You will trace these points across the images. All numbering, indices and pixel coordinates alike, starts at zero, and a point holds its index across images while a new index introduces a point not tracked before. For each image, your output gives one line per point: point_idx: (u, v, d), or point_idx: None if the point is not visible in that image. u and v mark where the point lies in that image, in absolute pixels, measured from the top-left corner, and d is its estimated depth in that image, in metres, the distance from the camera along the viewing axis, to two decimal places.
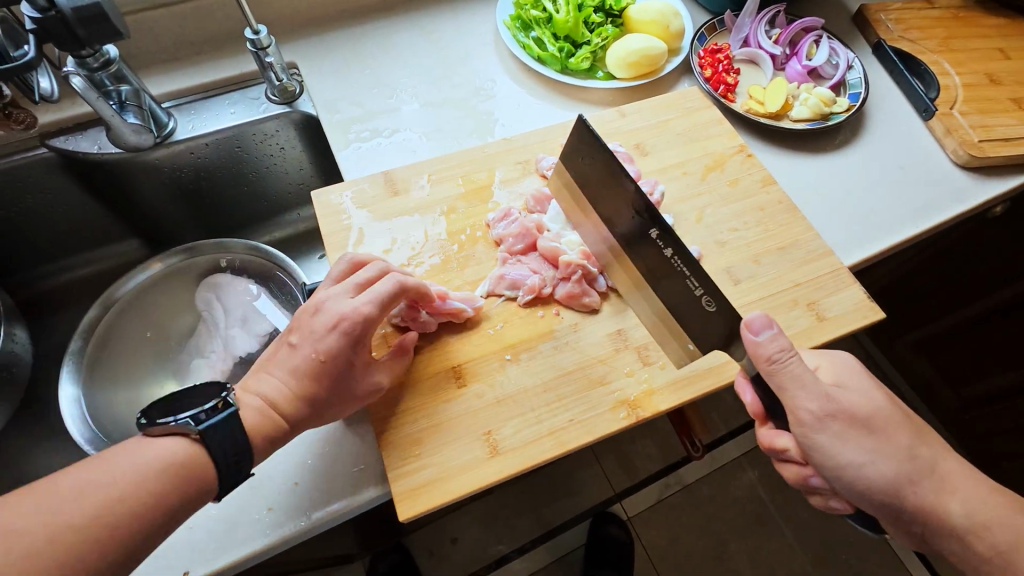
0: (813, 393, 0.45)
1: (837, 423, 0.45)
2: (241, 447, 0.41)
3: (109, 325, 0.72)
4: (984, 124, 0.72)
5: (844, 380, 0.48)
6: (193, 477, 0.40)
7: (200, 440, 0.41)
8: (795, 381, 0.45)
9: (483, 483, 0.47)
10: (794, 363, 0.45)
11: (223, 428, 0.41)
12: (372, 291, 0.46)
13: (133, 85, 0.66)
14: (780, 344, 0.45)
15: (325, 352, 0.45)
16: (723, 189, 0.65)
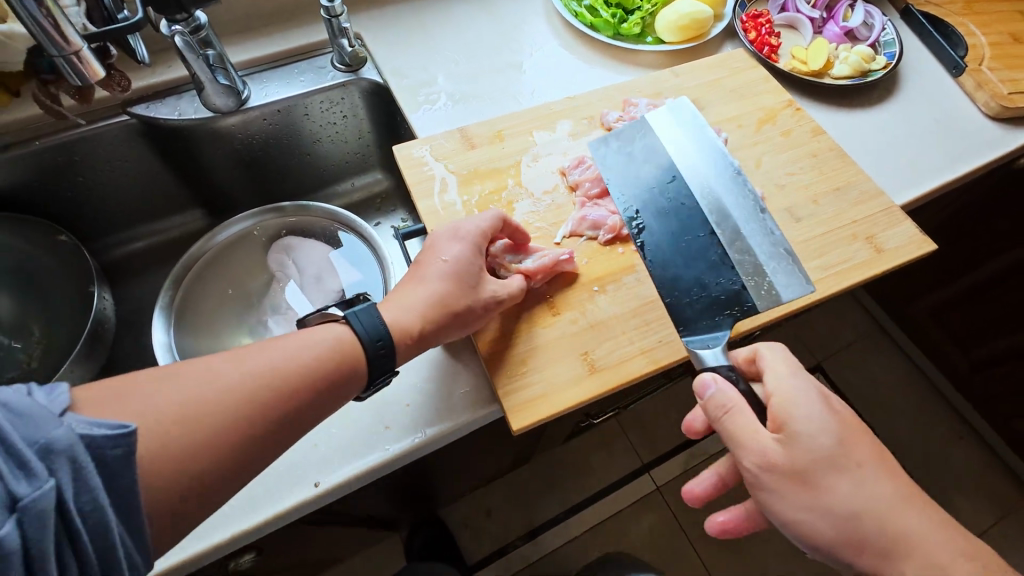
0: (753, 448, 0.45)
1: (778, 480, 0.44)
2: (382, 332, 0.47)
3: (192, 283, 0.76)
4: (1011, 78, 0.77)
5: (808, 419, 0.45)
6: (341, 369, 0.45)
7: (350, 322, 0.47)
8: (740, 435, 0.45)
9: (588, 395, 0.51)
10: (734, 421, 0.46)
11: (368, 317, 0.47)
12: (485, 215, 0.55)
13: (218, 49, 0.69)
14: (723, 403, 0.47)
15: (450, 258, 0.52)
16: (777, 139, 0.70)
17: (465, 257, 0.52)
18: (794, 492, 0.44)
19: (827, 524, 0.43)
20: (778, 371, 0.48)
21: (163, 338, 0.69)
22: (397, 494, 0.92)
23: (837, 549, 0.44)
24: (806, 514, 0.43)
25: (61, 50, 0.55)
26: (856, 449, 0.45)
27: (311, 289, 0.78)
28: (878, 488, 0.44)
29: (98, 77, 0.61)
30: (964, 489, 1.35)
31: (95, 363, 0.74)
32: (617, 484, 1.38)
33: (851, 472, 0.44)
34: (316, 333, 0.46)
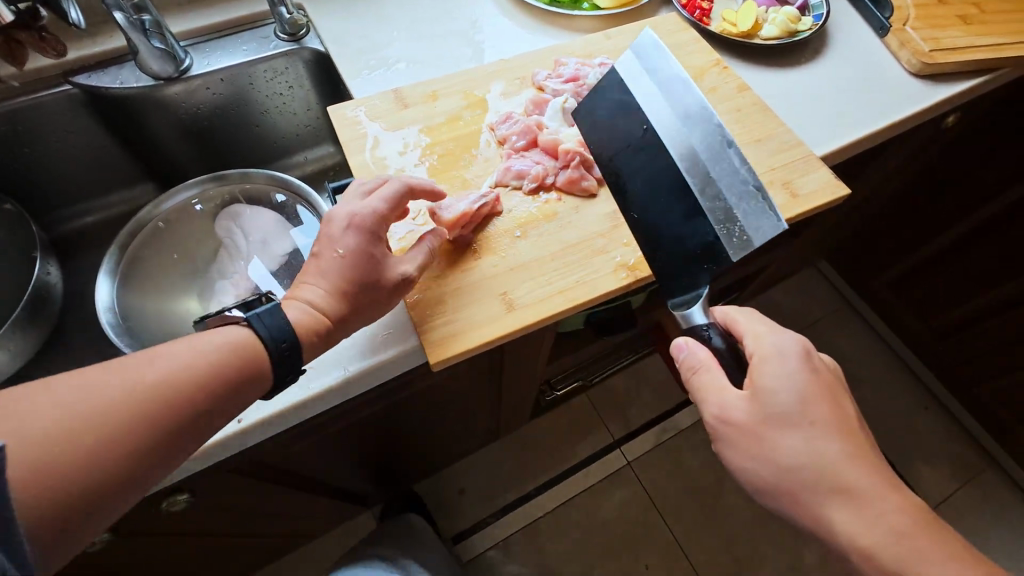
0: (714, 400, 0.49)
1: (728, 429, 0.48)
2: (288, 332, 0.45)
3: (137, 248, 0.77)
4: (934, 36, 0.80)
5: (769, 378, 0.47)
6: (247, 366, 0.43)
7: (252, 326, 0.44)
8: (707, 390, 0.50)
9: (505, 331, 0.53)
10: (704, 378, 0.51)
11: (272, 318, 0.45)
12: (379, 192, 0.52)
13: (154, 15, 0.70)
14: (696, 361, 0.52)
15: (342, 247, 0.49)
16: (703, 94, 0.72)
17: (359, 244, 0.49)
18: (744, 443, 0.47)
19: (769, 472, 0.46)
20: (762, 334, 0.49)
21: (106, 297, 0.72)
22: (358, 463, 0.93)
23: (777, 498, 0.46)
24: (752, 462, 0.47)
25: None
26: (818, 410, 0.45)
27: (256, 256, 0.79)
28: (826, 444, 0.44)
29: (10, 23, 0.60)
30: (928, 455, 1.37)
31: (39, 331, 0.75)
32: (588, 459, 1.39)
33: (806, 427, 0.45)
34: (210, 336, 0.43)
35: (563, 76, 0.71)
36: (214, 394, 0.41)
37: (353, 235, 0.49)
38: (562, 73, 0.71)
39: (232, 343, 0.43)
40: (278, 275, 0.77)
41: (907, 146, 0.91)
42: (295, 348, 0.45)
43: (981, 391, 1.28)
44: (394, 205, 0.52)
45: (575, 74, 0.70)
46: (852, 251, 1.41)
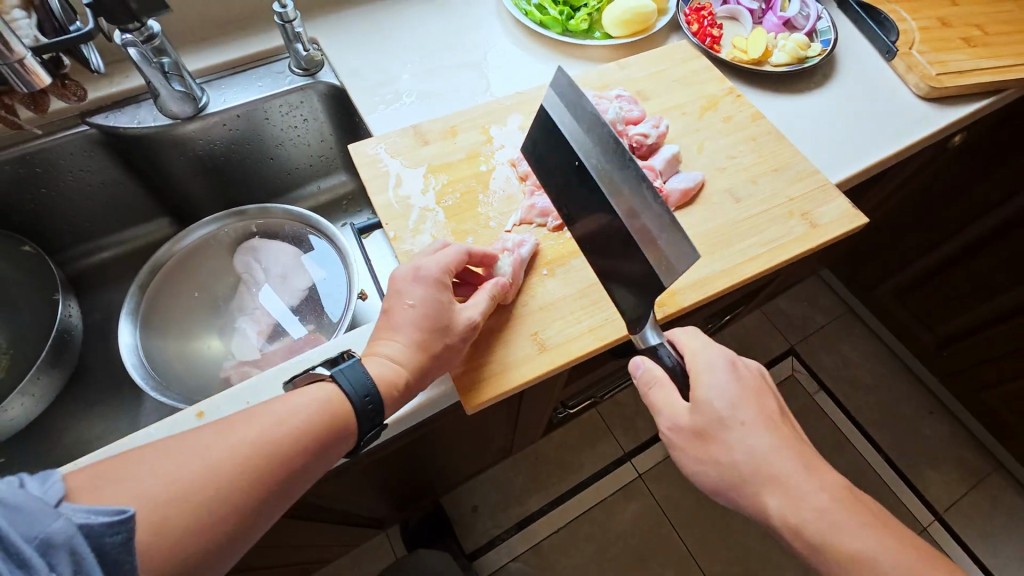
0: (667, 413, 0.51)
1: (681, 439, 0.50)
2: (370, 388, 0.46)
3: (158, 287, 0.77)
4: (940, 60, 0.81)
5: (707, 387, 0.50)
6: (336, 429, 0.45)
7: (337, 382, 0.46)
8: (661, 406, 0.51)
9: (537, 372, 0.54)
10: (658, 394, 0.52)
11: (357, 375, 0.46)
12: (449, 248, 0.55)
13: (173, 57, 0.70)
14: (648, 378, 0.53)
15: (414, 297, 0.51)
16: (718, 124, 0.73)
17: (430, 295, 0.51)
18: (694, 448, 0.50)
19: (717, 472, 0.48)
20: (696, 341, 0.53)
21: (128, 338, 0.72)
22: (377, 489, 0.93)
23: (728, 495, 0.48)
24: (702, 465, 0.49)
25: (6, 57, 0.55)
26: (754, 409, 0.49)
27: (274, 286, 0.80)
28: (762, 442, 0.47)
29: (46, 85, 0.60)
30: (936, 461, 1.38)
31: (61, 373, 0.75)
32: (600, 474, 1.40)
33: (741, 428, 0.48)
34: (304, 394, 0.45)
35: None
36: (296, 463, 0.42)
37: (420, 282, 0.52)
38: None
39: (325, 400, 0.45)
40: (299, 310, 0.79)
41: (913, 164, 0.93)
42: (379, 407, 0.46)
43: (987, 397, 1.29)
44: (460, 260, 0.55)
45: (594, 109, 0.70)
46: (857, 261, 1.42)
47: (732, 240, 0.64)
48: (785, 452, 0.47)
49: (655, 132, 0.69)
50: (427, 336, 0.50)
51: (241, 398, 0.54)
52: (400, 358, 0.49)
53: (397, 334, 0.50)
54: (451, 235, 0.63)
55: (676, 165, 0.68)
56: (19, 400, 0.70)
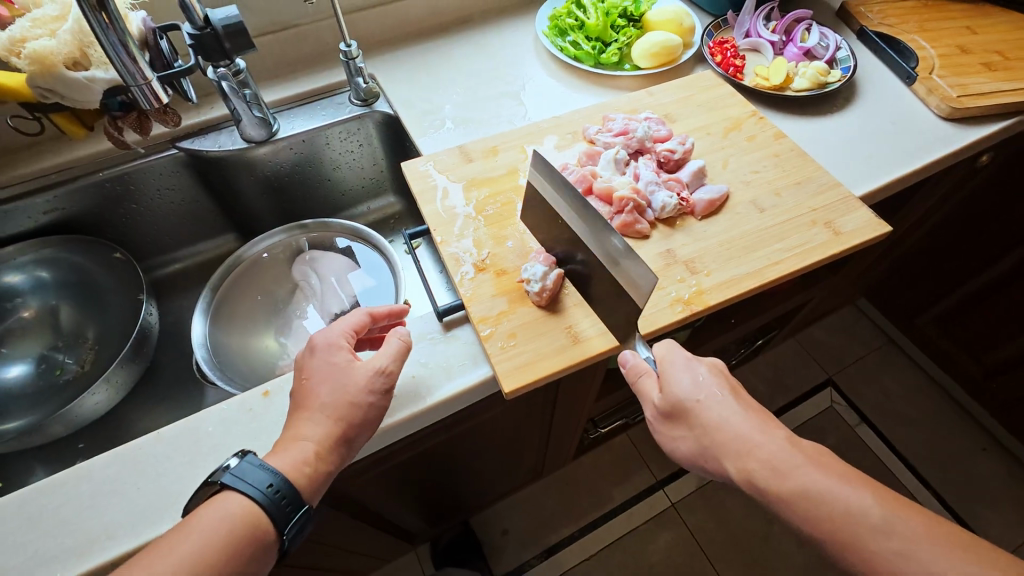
0: (654, 397, 0.55)
1: (667, 424, 0.55)
2: (275, 480, 0.47)
3: (227, 289, 0.87)
4: (961, 83, 0.84)
5: (678, 368, 0.55)
6: (254, 537, 0.45)
7: (236, 486, 0.46)
8: (647, 391, 0.56)
9: (571, 361, 0.59)
10: (644, 380, 0.56)
11: (254, 469, 0.47)
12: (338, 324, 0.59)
13: (254, 90, 0.80)
14: (636, 364, 0.57)
15: (306, 372, 0.55)
16: (742, 143, 0.78)
17: (320, 364, 0.54)
18: (671, 427, 0.54)
19: (690, 442, 0.52)
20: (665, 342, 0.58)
21: (199, 332, 0.82)
22: (412, 496, 0.96)
23: (706, 466, 0.52)
24: (680, 444, 0.53)
25: (135, 79, 0.62)
26: (713, 386, 0.53)
27: (319, 305, 0.88)
28: (729, 419, 0.51)
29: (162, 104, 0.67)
30: (992, 501, 1.31)
31: (139, 366, 0.82)
32: (631, 501, 1.38)
33: (709, 404, 0.52)
34: (205, 515, 0.45)
35: (611, 130, 0.77)
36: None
37: (316, 358, 0.55)
38: (611, 127, 0.78)
39: (236, 510, 0.46)
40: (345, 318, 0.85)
41: (941, 186, 0.95)
42: (293, 497, 0.47)
43: None
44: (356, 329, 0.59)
45: (624, 128, 0.77)
46: (893, 289, 1.41)
47: (758, 246, 0.67)
48: (738, 418, 0.51)
49: (682, 148, 0.74)
50: (329, 404, 0.52)
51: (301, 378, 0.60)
52: (309, 433, 0.50)
53: (305, 409, 0.52)
54: (491, 240, 0.69)
55: (702, 178, 0.72)
56: (104, 386, 0.77)
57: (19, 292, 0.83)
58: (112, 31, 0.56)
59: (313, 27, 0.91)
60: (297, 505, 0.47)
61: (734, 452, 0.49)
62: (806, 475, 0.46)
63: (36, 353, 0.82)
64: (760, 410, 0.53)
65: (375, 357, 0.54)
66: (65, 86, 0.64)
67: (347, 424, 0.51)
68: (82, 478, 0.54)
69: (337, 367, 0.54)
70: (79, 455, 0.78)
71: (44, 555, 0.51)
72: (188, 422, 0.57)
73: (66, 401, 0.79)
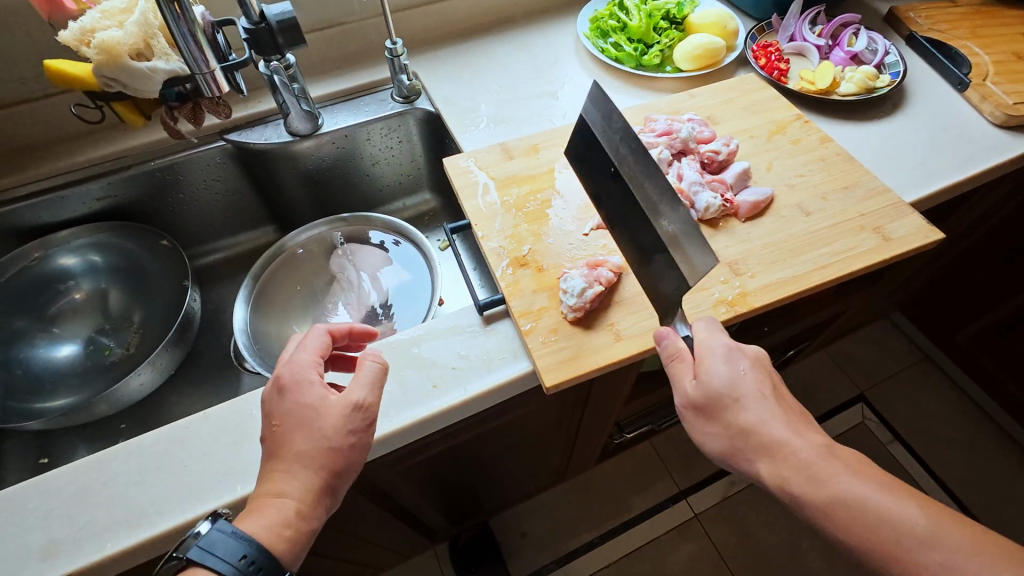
0: (692, 385, 0.53)
1: (697, 412, 0.53)
2: (247, 550, 0.44)
3: (267, 278, 0.89)
4: (1017, 90, 0.82)
5: (718, 357, 0.53)
6: None
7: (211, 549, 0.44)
8: (683, 377, 0.54)
9: (613, 357, 0.59)
10: (679, 366, 0.55)
11: (225, 538, 0.44)
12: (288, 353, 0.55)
13: (302, 85, 0.83)
14: (673, 348, 0.55)
15: (274, 420, 0.51)
16: (787, 146, 0.77)
17: (286, 410, 0.51)
18: (703, 419, 0.53)
19: (722, 438, 0.51)
20: (705, 327, 0.56)
21: (240, 319, 0.84)
22: (438, 492, 0.97)
23: (734, 462, 0.51)
24: (709, 436, 0.52)
25: (200, 69, 0.65)
26: (752, 384, 0.52)
27: (355, 297, 0.89)
28: (767, 420, 0.50)
29: (222, 92, 0.70)
30: None
31: (181, 351, 0.84)
32: (654, 510, 1.36)
33: (746, 402, 0.51)
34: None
35: (654, 130, 0.77)
36: None
37: (284, 400, 0.51)
38: (653, 127, 0.78)
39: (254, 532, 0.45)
40: (381, 310, 0.87)
41: (991, 196, 0.92)
42: (268, 567, 0.44)
43: None
44: (319, 355, 0.55)
45: (667, 128, 0.76)
46: (931, 304, 1.37)
47: (804, 250, 0.66)
48: (775, 420, 0.50)
49: (726, 149, 0.73)
50: (306, 453, 0.49)
51: None
52: (287, 488, 0.48)
53: (280, 459, 0.49)
54: (531, 236, 0.69)
55: (746, 180, 0.72)
56: (149, 367, 0.79)
57: (71, 275, 0.86)
58: (183, 22, 0.59)
59: (359, 25, 0.93)
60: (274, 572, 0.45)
61: (766, 454, 0.49)
62: (842, 484, 0.46)
63: (84, 335, 0.85)
64: (798, 413, 0.52)
65: (351, 391, 0.52)
66: (128, 76, 0.66)
67: (331, 471, 0.49)
68: (132, 453, 0.56)
69: (308, 407, 0.51)
70: (122, 435, 0.80)
71: (94, 527, 0.52)
72: (235, 404, 0.59)
73: (111, 382, 0.82)
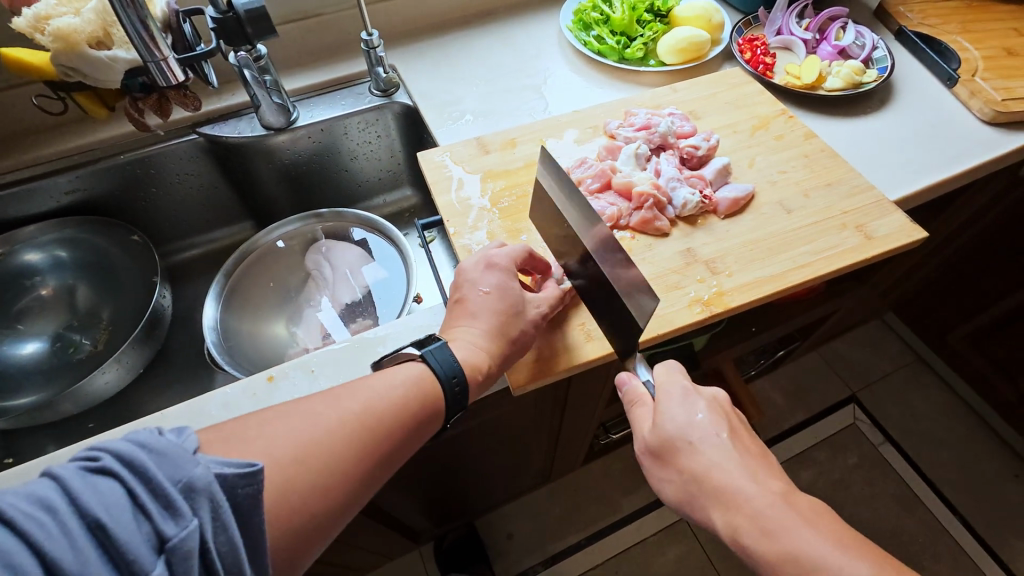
0: (648, 428, 0.52)
1: (654, 459, 0.52)
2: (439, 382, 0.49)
3: (240, 275, 0.87)
4: (1006, 86, 0.80)
5: (671, 400, 0.52)
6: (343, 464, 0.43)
7: (426, 362, 0.50)
8: (641, 422, 0.53)
9: (583, 358, 0.57)
10: (640, 411, 0.54)
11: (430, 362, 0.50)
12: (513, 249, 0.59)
13: (274, 76, 0.80)
14: (636, 391, 0.55)
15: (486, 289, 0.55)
16: (770, 142, 0.75)
17: (501, 286, 0.56)
18: (659, 467, 0.51)
19: (678, 485, 0.50)
20: (666, 367, 0.55)
21: (211, 317, 0.82)
22: (417, 494, 0.95)
23: (692, 513, 0.49)
24: (667, 483, 0.51)
25: (153, 57, 0.62)
26: (709, 429, 0.50)
27: (330, 295, 0.87)
28: (723, 466, 0.48)
29: (179, 82, 0.67)
30: None
31: (150, 348, 0.82)
32: (641, 511, 1.35)
33: (698, 447, 0.49)
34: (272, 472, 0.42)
35: (633, 125, 0.75)
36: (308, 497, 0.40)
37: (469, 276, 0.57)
38: (633, 121, 0.76)
39: None
40: (356, 308, 0.85)
41: (982, 194, 0.90)
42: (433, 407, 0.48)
43: None
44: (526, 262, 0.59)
45: (646, 123, 0.74)
46: (923, 304, 1.35)
47: (784, 248, 0.64)
48: (730, 466, 0.47)
49: (706, 144, 0.72)
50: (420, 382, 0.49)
51: (309, 364, 0.60)
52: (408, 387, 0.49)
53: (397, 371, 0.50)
54: (505, 232, 0.67)
55: (726, 176, 0.70)
56: (115, 365, 0.76)
57: (37, 271, 0.84)
58: (131, 8, 0.57)
59: (336, 16, 0.91)
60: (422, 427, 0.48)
61: (719, 501, 0.46)
62: (798, 538, 0.43)
63: (51, 332, 0.83)
64: (757, 455, 0.49)
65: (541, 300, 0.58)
66: (87, 64, 0.64)
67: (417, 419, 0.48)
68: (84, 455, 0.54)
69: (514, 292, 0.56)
70: (89, 435, 0.78)
71: None
72: (191, 404, 0.57)
73: (77, 380, 0.80)
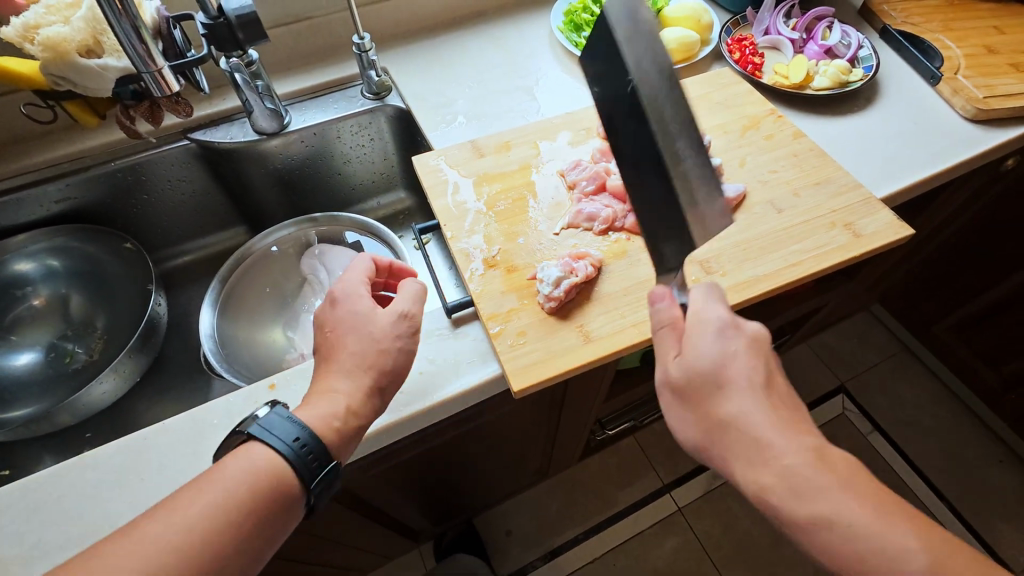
0: (677, 359, 0.53)
1: (675, 392, 0.53)
2: (302, 437, 0.46)
3: (235, 282, 0.87)
4: (987, 84, 0.82)
5: (707, 331, 0.53)
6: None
7: (263, 438, 0.46)
8: (670, 346, 0.54)
9: (582, 360, 0.58)
10: (670, 334, 0.54)
11: (282, 421, 0.46)
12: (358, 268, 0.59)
13: (266, 81, 0.80)
14: (669, 314, 0.55)
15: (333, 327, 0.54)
16: (760, 141, 0.76)
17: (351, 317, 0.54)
18: (681, 401, 0.53)
19: (699, 423, 0.51)
20: (702, 296, 0.55)
21: (207, 324, 0.81)
22: (418, 494, 0.96)
23: (707, 451, 0.51)
24: (685, 414, 0.52)
25: (147, 66, 0.62)
26: (743, 371, 0.50)
27: None
28: (752, 416, 0.49)
29: (174, 92, 0.67)
30: (1009, 515, 1.28)
31: (146, 357, 0.81)
32: (638, 505, 1.36)
33: (728, 391, 0.50)
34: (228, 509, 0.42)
35: None
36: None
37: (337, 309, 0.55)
38: None
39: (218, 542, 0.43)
40: None
41: (965, 188, 0.92)
42: (319, 451, 0.46)
43: None
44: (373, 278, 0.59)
45: None
46: (908, 296, 1.38)
47: (776, 246, 0.65)
48: (758, 414, 0.49)
49: None
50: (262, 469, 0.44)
51: (309, 371, 0.60)
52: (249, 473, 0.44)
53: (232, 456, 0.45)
54: (503, 236, 0.68)
55: (718, 176, 0.71)
56: (112, 375, 0.76)
57: (29, 281, 0.84)
58: (125, 19, 0.57)
59: (326, 20, 0.91)
60: (324, 464, 0.47)
61: (744, 449, 0.48)
62: (806, 502, 0.45)
63: (45, 342, 0.83)
64: (788, 406, 0.50)
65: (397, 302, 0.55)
66: (75, 73, 0.63)
67: None
68: (88, 467, 0.54)
69: (359, 314, 0.54)
70: (87, 445, 0.78)
71: (45, 547, 0.50)
72: (193, 414, 0.57)
73: (73, 390, 0.79)
